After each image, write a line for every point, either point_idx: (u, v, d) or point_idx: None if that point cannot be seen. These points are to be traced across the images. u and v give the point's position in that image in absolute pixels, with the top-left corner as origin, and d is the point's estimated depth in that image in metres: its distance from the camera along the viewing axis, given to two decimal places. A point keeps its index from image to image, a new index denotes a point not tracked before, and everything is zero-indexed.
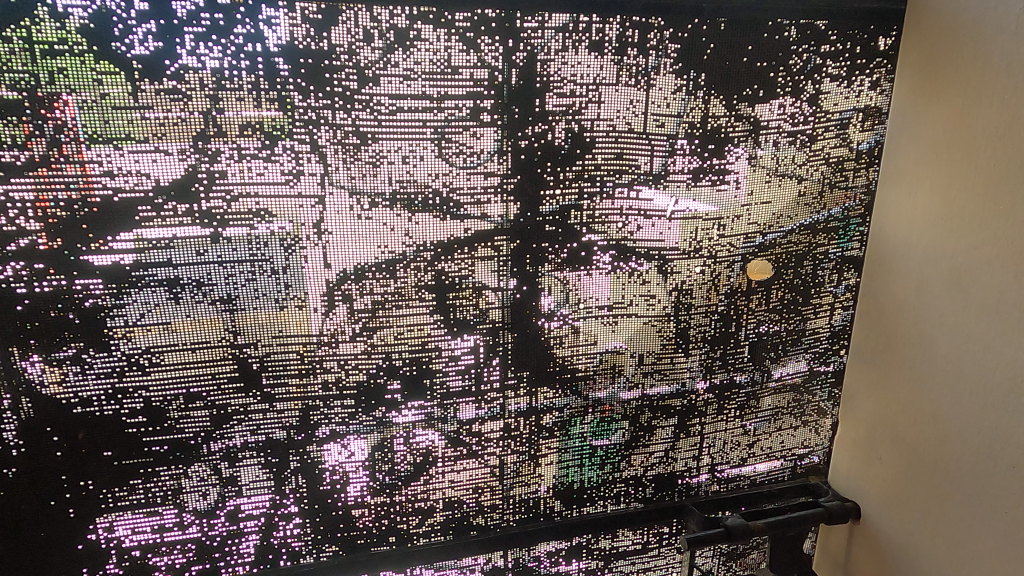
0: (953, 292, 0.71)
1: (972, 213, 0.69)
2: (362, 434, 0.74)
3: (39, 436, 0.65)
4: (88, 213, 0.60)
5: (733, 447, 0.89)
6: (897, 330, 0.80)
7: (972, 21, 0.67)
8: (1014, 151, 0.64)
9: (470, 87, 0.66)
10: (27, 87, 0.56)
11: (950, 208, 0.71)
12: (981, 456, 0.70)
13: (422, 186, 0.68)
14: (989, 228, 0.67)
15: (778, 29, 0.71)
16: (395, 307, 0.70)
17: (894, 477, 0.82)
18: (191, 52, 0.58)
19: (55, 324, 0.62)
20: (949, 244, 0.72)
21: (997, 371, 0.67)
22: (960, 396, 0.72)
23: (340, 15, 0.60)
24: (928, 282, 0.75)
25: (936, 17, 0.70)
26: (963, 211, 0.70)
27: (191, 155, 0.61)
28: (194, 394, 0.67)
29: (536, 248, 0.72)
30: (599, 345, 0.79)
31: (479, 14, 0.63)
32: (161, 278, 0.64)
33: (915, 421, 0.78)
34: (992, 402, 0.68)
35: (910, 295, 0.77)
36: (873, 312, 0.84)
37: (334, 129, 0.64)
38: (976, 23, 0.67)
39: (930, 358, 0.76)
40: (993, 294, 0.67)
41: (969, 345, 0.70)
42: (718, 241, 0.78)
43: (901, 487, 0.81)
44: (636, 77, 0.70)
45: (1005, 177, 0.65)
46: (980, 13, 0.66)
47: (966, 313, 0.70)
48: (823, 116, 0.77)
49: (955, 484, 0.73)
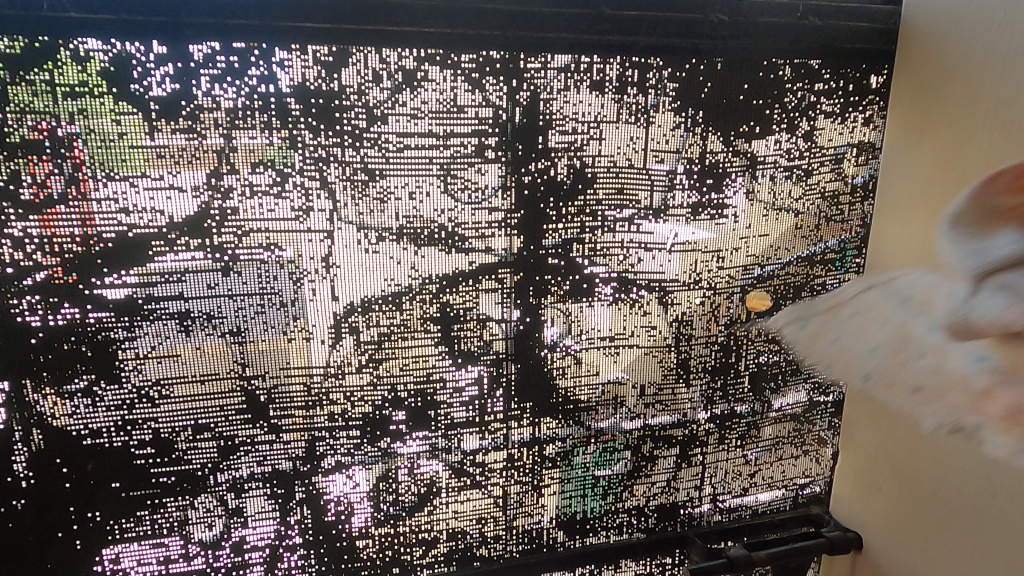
0: None
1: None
2: (367, 465, 0.74)
3: (49, 467, 0.65)
4: (103, 249, 0.61)
5: (735, 477, 0.89)
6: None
7: (962, 62, 0.69)
8: None
9: (475, 125, 0.68)
10: (48, 127, 0.58)
11: None
12: (982, 486, 0.70)
13: (428, 221, 0.69)
14: None
15: (773, 69, 0.74)
16: (400, 339, 0.71)
17: (897, 506, 0.83)
18: (206, 93, 0.60)
19: (67, 357, 0.63)
20: None
21: None
22: None
23: (350, 57, 0.63)
24: None
25: (926, 57, 0.73)
26: None
27: (204, 192, 0.63)
28: (202, 425, 0.68)
29: (538, 280, 0.74)
30: (601, 376, 0.80)
31: (484, 56, 0.66)
32: (172, 311, 0.65)
33: (916, 451, 0.79)
34: None
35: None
36: None
37: (343, 166, 0.65)
38: (965, 63, 0.69)
39: None
40: None
41: None
42: (717, 273, 0.80)
43: (904, 517, 0.81)
44: (636, 115, 0.72)
45: None
46: (969, 55, 0.68)
47: None
48: (818, 152, 0.79)
49: (958, 514, 0.74)
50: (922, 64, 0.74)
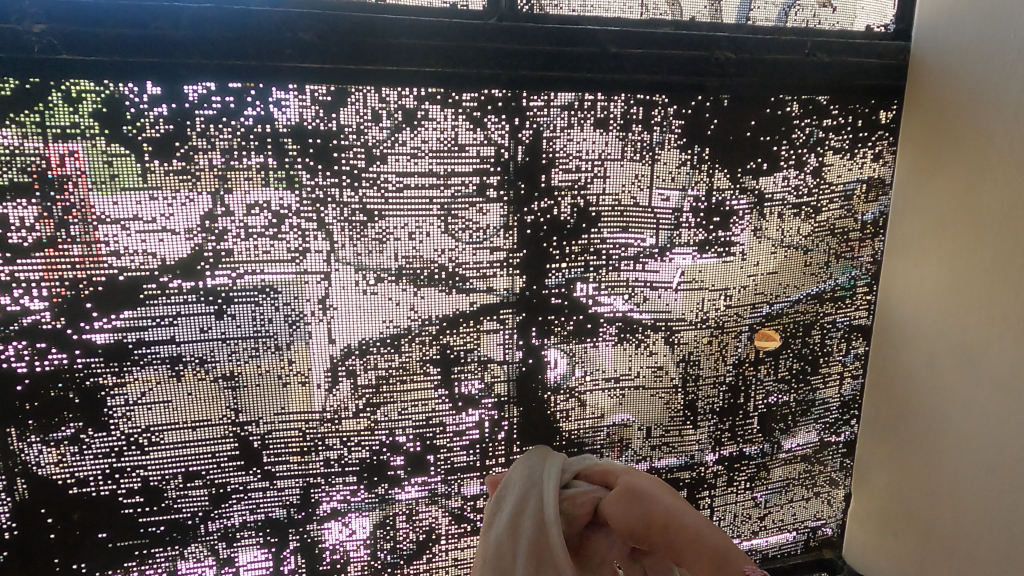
0: (964, 367, 0.70)
1: (977, 285, 0.69)
2: (364, 512, 0.72)
3: (33, 518, 0.63)
4: (93, 292, 0.60)
5: (744, 520, 0.86)
6: (909, 399, 0.79)
7: (972, 100, 0.68)
8: (1017, 227, 0.64)
9: (476, 164, 0.66)
10: (38, 169, 0.57)
11: (957, 282, 0.71)
12: (997, 537, 0.68)
13: (428, 262, 0.67)
14: (996, 303, 0.66)
15: (780, 105, 0.72)
16: (399, 382, 0.69)
17: (910, 553, 0.80)
18: (201, 133, 0.59)
19: (54, 404, 0.61)
20: (957, 317, 0.71)
21: (1010, 449, 0.66)
22: (974, 473, 0.70)
23: (349, 96, 0.61)
24: (938, 355, 0.74)
25: (936, 94, 0.72)
26: (969, 286, 0.70)
27: (198, 234, 0.61)
28: (193, 472, 0.66)
29: (541, 321, 0.72)
30: (606, 418, 0.77)
31: (485, 94, 0.64)
32: (164, 355, 0.63)
33: (929, 496, 0.76)
34: (1006, 481, 0.67)
35: (920, 366, 0.77)
36: (884, 382, 0.82)
37: (341, 207, 0.64)
38: (976, 102, 0.68)
39: (941, 431, 0.74)
40: (1003, 371, 0.66)
41: (982, 421, 0.69)
42: (725, 311, 0.78)
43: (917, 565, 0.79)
44: (641, 153, 0.70)
45: (1010, 254, 0.65)
46: (980, 93, 0.67)
47: (977, 388, 0.69)
48: (827, 188, 0.77)
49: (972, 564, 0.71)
50: (932, 100, 0.72)
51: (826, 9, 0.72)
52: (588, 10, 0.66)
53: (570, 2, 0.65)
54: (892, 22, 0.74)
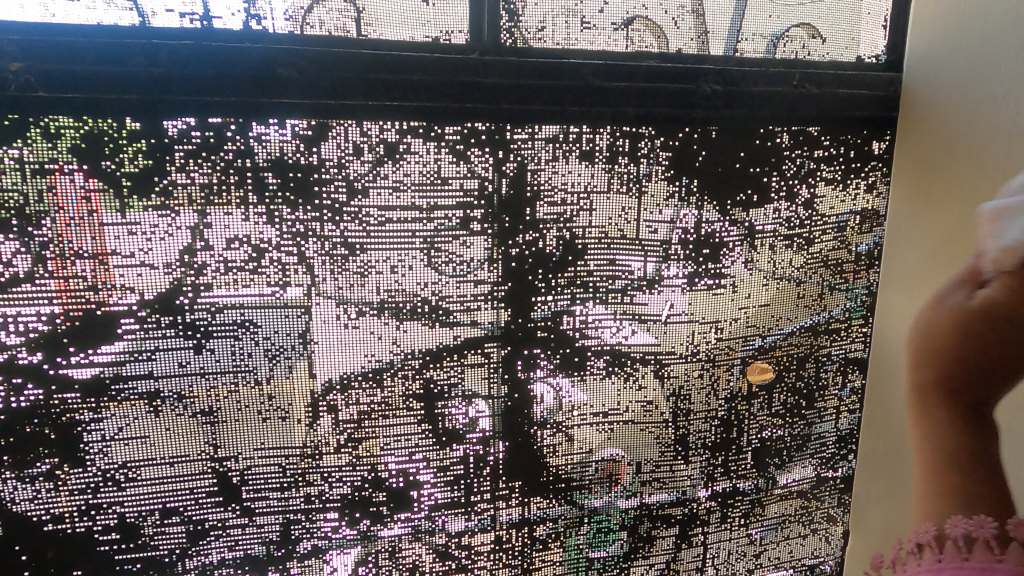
0: None
1: None
2: (346, 548, 0.70)
3: (7, 555, 0.62)
4: (70, 327, 0.59)
5: (739, 557, 0.84)
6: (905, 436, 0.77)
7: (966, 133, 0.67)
8: None
9: (460, 197, 0.65)
10: (16, 205, 0.56)
11: None
12: None
13: (411, 295, 0.67)
14: None
15: (770, 136, 0.71)
16: (381, 417, 0.68)
17: None
18: (180, 168, 0.59)
19: (29, 440, 0.60)
20: None
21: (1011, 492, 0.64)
22: None
23: (330, 131, 0.61)
24: None
25: (929, 126, 0.70)
26: None
27: (177, 269, 0.61)
28: (171, 508, 0.65)
29: (526, 354, 0.71)
30: (595, 453, 0.76)
31: (468, 127, 0.64)
32: (142, 390, 0.62)
33: None
34: None
35: None
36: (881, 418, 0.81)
37: (322, 241, 0.63)
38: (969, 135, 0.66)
39: None
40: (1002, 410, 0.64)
41: None
42: (716, 344, 0.76)
43: None
44: (628, 185, 0.69)
45: None
46: (974, 125, 0.66)
47: None
48: (819, 220, 0.76)
49: None
50: (924, 132, 0.71)
51: (815, 40, 0.72)
52: (573, 43, 0.65)
53: (555, 35, 0.64)
54: (884, 52, 0.73)
